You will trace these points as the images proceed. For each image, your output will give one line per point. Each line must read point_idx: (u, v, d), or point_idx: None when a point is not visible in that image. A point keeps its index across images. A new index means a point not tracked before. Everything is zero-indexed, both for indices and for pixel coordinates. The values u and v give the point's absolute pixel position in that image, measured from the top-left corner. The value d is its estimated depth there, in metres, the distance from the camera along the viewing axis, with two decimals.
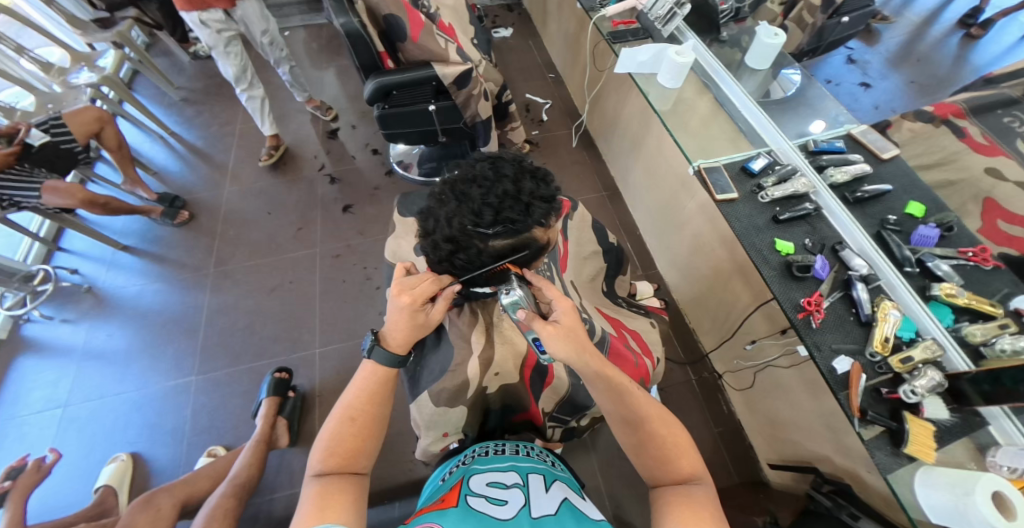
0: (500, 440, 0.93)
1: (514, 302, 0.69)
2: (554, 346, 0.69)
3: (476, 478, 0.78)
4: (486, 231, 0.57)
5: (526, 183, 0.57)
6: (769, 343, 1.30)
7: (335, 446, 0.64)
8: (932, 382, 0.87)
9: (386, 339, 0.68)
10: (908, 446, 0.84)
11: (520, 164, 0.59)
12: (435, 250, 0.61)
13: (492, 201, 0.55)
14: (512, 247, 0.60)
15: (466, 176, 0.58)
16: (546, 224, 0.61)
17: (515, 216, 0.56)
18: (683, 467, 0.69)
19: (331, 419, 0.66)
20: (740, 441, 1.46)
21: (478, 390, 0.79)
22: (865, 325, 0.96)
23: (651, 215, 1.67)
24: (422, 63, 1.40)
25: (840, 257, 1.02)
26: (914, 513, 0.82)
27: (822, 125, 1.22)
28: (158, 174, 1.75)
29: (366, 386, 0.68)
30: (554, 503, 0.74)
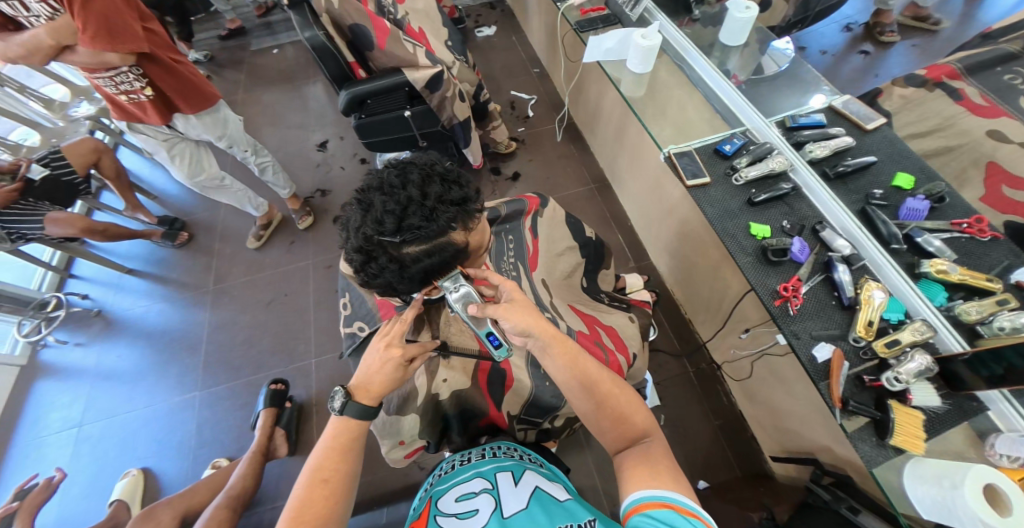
0: (465, 450, 0.95)
1: (463, 296, 0.71)
2: (512, 319, 0.72)
3: (445, 499, 0.81)
4: (393, 239, 0.63)
5: (431, 188, 0.64)
6: (762, 330, 1.23)
7: (302, 513, 0.62)
8: (920, 366, 0.81)
9: (358, 393, 0.71)
10: (894, 437, 0.79)
11: (427, 170, 0.66)
12: (352, 262, 0.67)
13: (393, 209, 0.62)
14: (424, 254, 0.65)
15: (375, 187, 0.65)
16: (459, 228, 0.66)
17: (417, 221, 0.62)
18: (636, 423, 0.73)
19: (300, 486, 0.65)
20: (741, 433, 1.40)
21: (430, 397, 0.83)
22: (848, 309, 0.90)
23: (638, 205, 1.62)
24: (392, 70, 1.41)
25: (820, 238, 0.96)
26: (902, 508, 0.79)
27: (823, 98, 1.13)
28: (159, 198, 1.83)
29: (337, 442, 0.70)
30: (523, 497, 0.77)
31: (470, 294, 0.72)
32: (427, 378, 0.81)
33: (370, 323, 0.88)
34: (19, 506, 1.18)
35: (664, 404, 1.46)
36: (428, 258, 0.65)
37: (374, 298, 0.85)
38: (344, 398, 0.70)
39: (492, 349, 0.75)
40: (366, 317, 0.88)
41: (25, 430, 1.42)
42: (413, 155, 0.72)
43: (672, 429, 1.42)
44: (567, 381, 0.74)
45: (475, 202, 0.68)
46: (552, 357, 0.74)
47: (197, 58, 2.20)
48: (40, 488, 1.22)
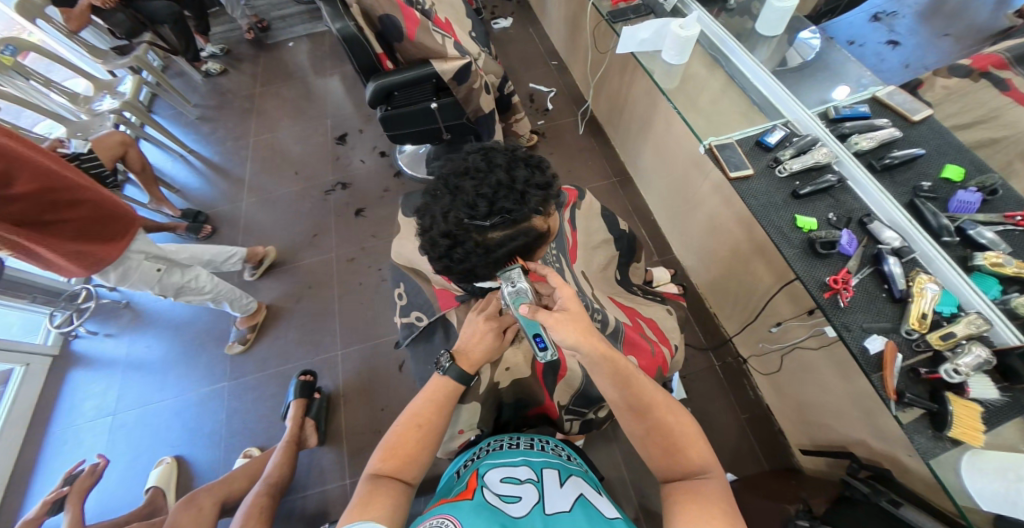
0: (513, 435, 0.94)
1: (518, 296, 0.72)
2: (557, 329, 0.72)
3: (490, 474, 0.79)
4: (482, 223, 0.63)
5: (518, 172, 0.65)
6: (794, 324, 1.21)
7: (396, 450, 0.71)
8: (978, 359, 0.80)
9: (460, 359, 0.79)
10: (951, 429, 0.78)
11: (512, 154, 0.67)
12: (433, 248, 0.66)
13: (487, 193, 0.62)
14: (507, 239, 0.66)
15: (460, 172, 0.65)
16: (543, 212, 0.68)
17: (510, 205, 0.63)
18: (692, 458, 0.70)
19: (398, 424, 0.75)
20: (769, 427, 1.40)
21: (491, 385, 0.87)
22: (899, 302, 0.89)
23: (663, 197, 1.61)
24: (421, 61, 1.39)
25: (868, 231, 0.96)
26: (961, 501, 0.78)
27: (845, 90, 1.13)
28: (181, 192, 1.82)
29: (435, 396, 0.78)
30: (568, 499, 0.75)
31: (525, 294, 0.72)
32: (489, 366, 0.85)
33: (426, 314, 0.92)
34: (68, 490, 1.17)
35: (690, 398, 1.46)
36: (511, 242, 0.66)
37: (434, 285, 0.90)
38: (450, 360, 0.79)
39: (536, 350, 0.74)
40: (424, 307, 0.92)
41: (61, 418, 1.42)
42: (487, 140, 0.72)
43: (700, 422, 1.42)
44: (618, 398, 0.73)
45: (554, 186, 0.70)
46: (598, 370, 0.73)
47: (214, 51, 2.20)
48: (83, 473, 1.23)
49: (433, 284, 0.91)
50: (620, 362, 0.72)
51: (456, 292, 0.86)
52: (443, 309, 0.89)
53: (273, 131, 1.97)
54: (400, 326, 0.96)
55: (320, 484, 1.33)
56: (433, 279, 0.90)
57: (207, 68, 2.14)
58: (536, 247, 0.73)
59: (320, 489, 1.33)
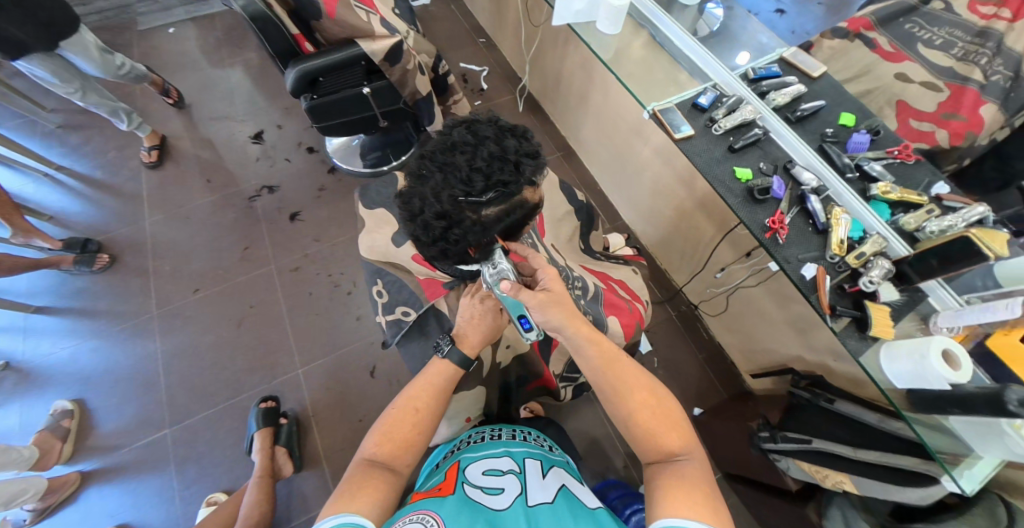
0: (496, 426, 0.98)
1: (499, 274, 0.73)
2: (540, 308, 0.75)
3: (473, 467, 0.83)
4: (479, 199, 0.59)
5: (509, 141, 0.60)
6: (736, 267, 1.37)
7: (392, 433, 0.71)
8: (884, 270, 1.00)
9: (460, 342, 0.79)
10: (873, 328, 0.97)
11: (497, 125, 0.61)
12: (426, 232, 0.62)
13: (481, 167, 0.57)
14: (503, 213, 0.63)
15: (447, 147, 0.59)
16: (535, 181, 0.64)
17: (506, 178, 0.59)
18: (667, 442, 0.74)
19: (394, 407, 0.75)
20: (723, 361, 1.59)
21: (494, 366, 0.95)
22: (822, 233, 1.07)
23: (607, 167, 1.70)
24: (346, 41, 1.29)
25: (792, 175, 1.12)
26: (886, 386, 0.97)
27: (747, 56, 1.27)
28: (55, 218, 1.51)
29: (434, 381, 0.77)
30: (549, 490, 0.78)
31: (506, 272, 0.74)
32: (490, 348, 0.92)
33: (414, 307, 0.88)
34: None
35: (657, 349, 1.61)
36: (507, 217, 0.64)
37: (418, 276, 0.87)
38: (451, 342, 0.78)
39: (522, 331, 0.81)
40: (410, 300, 0.87)
41: None
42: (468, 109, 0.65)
43: (666, 368, 1.58)
44: (600, 382, 0.78)
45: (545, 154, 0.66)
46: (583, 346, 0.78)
47: None
48: None
49: (417, 275, 0.88)
50: (602, 341, 0.79)
51: (443, 280, 0.85)
52: (432, 299, 0.87)
53: (168, 134, 1.70)
54: (386, 326, 0.89)
55: (305, 513, 1.25)
56: (416, 270, 0.88)
57: None
58: (528, 220, 0.70)
59: (306, 517, 1.25)
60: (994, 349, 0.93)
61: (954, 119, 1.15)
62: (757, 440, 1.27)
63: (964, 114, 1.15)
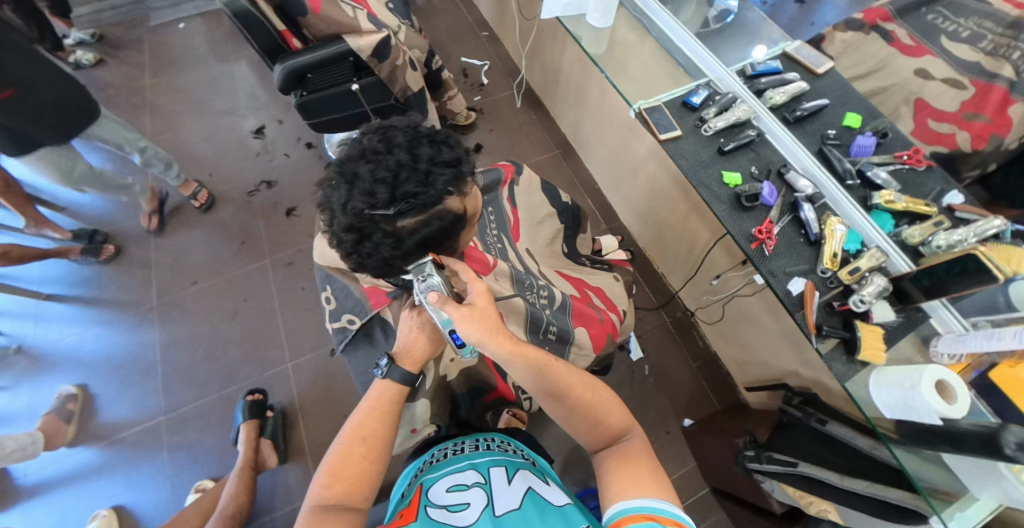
0: (457, 440, 0.93)
1: (429, 286, 0.68)
2: (463, 327, 0.69)
3: (436, 488, 0.78)
4: (387, 211, 0.60)
5: (419, 150, 0.62)
6: (732, 275, 1.30)
7: (342, 471, 0.68)
8: (878, 288, 0.91)
9: (403, 359, 0.78)
10: (861, 352, 0.89)
11: (412, 133, 0.64)
12: (341, 244, 0.63)
13: (385, 177, 0.59)
14: (420, 226, 0.63)
15: (358, 155, 0.62)
16: (454, 191, 0.64)
17: (414, 188, 0.60)
18: (614, 424, 0.73)
19: (341, 441, 0.71)
20: (718, 370, 1.55)
21: (439, 379, 0.92)
22: (815, 245, 0.99)
23: (604, 167, 1.65)
24: (332, 37, 1.28)
25: (786, 180, 1.04)
26: (869, 411, 0.89)
27: (761, 49, 1.18)
28: (68, 210, 1.61)
29: (377, 405, 0.75)
30: (516, 496, 0.75)
31: (436, 284, 0.69)
32: (433, 362, 0.88)
33: (359, 315, 0.89)
34: None
35: (647, 355, 1.57)
36: (424, 229, 0.63)
37: (362, 285, 0.87)
38: (391, 361, 0.77)
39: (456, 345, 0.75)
40: (355, 308, 0.89)
41: None
42: (392, 118, 0.69)
43: (657, 376, 1.55)
44: (537, 390, 0.73)
45: (467, 162, 0.67)
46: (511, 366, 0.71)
47: (83, 38, 1.89)
48: None
49: (361, 282, 0.87)
50: (530, 354, 0.71)
51: (387, 290, 0.84)
52: (376, 308, 0.86)
53: (175, 129, 1.77)
54: (332, 333, 0.93)
55: (288, 503, 1.29)
56: (360, 278, 0.87)
57: (78, 59, 1.84)
58: (457, 232, 0.69)
59: (289, 507, 1.29)
60: (996, 381, 0.85)
61: (978, 119, 1.06)
62: (742, 459, 1.20)
63: (988, 115, 1.06)
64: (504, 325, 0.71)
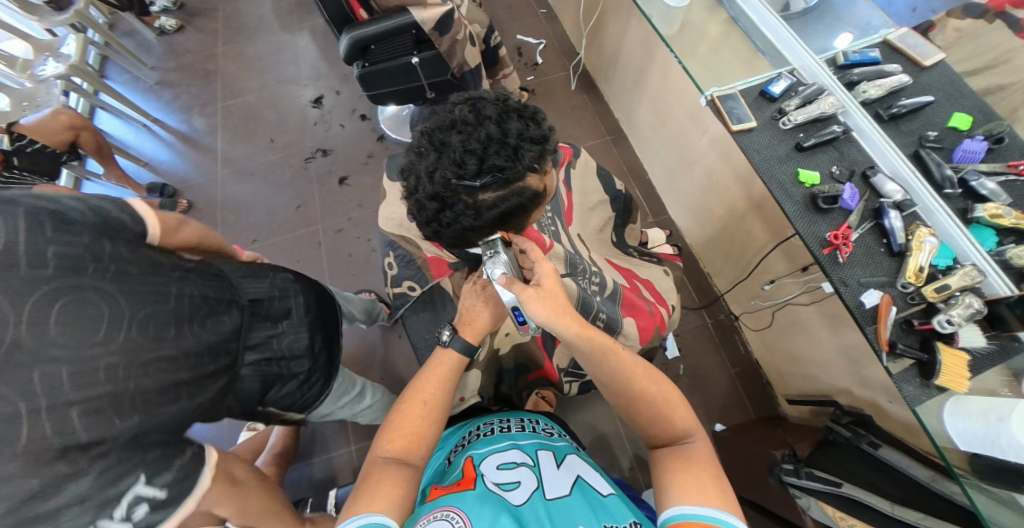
0: (502, 418, 0.95)
1: (498, 266, 0.72)
2: (533, 306, 0.72)
3: (484, 462, 0.78)
4: (472, 183, 0.58)
5: (511, 124, 0.59)
6: (788, 281, 1.22)
7: (403, 428, 0.68)
8: (971, 310, 0.81)
9: (463, 329, 0.79)
10: (939, 377, 0.81)
11: (503, 105, 0.61)
12: (421, 212, 0.63)
13: (476, 148, 0.57)
14: (500, 200, 0.61)
15: (447, 125, 0.59)
16: (539, 169, 0.62)
17: (502, 162, 0.58)
18: (676, 423, 0.69)
19: (402, 402, 0.71)
20: (758, 379, 1.47)
21: (491, 350, 0.96)
22: (897, 256, 0.90)
23: (659, 157, 1.57)
24: (399, 9, 1.29)
25: (871, 184, 0.95)
26: (940, 442, 0.82)
27: (850, 37, 1.08)
28: (150, 165, 1.72)
29: (437, 374, 0.74)
30: (567, 483, 0.74)
31: (505, 264, 0.73)
32: (490, 335, 0.92)
33: (420, 283, 0.90)
34: None
35: (685, 355, 1.52)
36: (504, 204, 0.62)
37: (423, 254, 0.87)
38: (454, 331, 0.77)
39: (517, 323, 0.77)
40: (416, 277, 0.89)
41: None
42: (478, 88, 0.66)
43: (692, 378, 1.49)
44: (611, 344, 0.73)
45: (552, 140, 0.64)
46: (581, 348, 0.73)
47: (166, 6, 2.00)
48: None
49: (423, 251, 0.88)
50: (596, 337, 0.72)
51: (449, 261, 0.84)
52: (438, 277, 0.86)
53: (242, 95, 1.84)
54: (393, 297, 0.94)
55: (325, 453, 1.40)
56: (425, 246, 0.85)
57: (161, 26, 1.95)
58: (531, 210, 0.67)
59: (326, 456, 1.40)
60: None
61: None
62: (777, 470, 1.13)
63: None
64: (571, 305, 0.73)
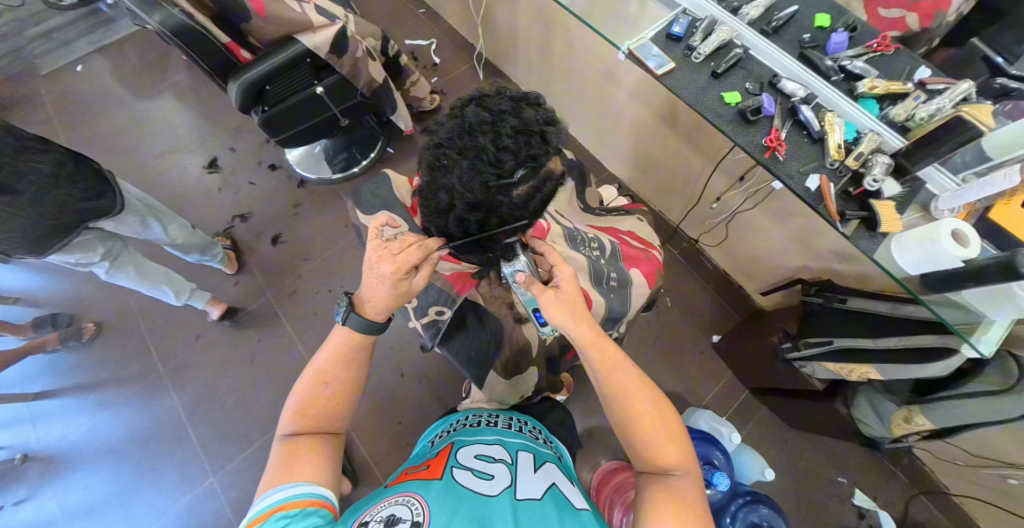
0: (492, 411, 0.97)
1: (514, 269, 0.76)
2: (553, 312, 0.73)
3: (464, 452, 0.79)
4: (511, 180, 0.59)
5: (528, 112, 0.59)
6: (731, 194, 1.39)
7: (307, 410, 0.71)
8: (885, 166, 1.00)
9: (361, 308, 0.76)
10: (882, 225, 0.97)
11: (511, 97, 0.60)
12: (461, 221, 0.64)
13: (509, 144, 0.57)
14: (534, 189, 0.63)
15: (463, 131, 0.58)
16: (559, 149, 0.64)
17: (535, 151, 0.59)
18: (667, 454, 0.69)
19: (303, 383, 0.73)
20: (730, 286, 1.68)
21: (540, 344, 1.03)
22: (819, 141, 1.06)
23: (583, 120, 1.67)
24: (284, 40, 1.18)
25: (778, 89, 1.10)
26: (899, 276, 0.99)
27: None
28: (21, 299, 1.58)
29: (341, 351, 0.76)
30: (539, 487, 0.72)
31: (521, 267, 0.76)
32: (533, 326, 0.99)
33: (446, 305, 0.86)
34: None
35: (667, 289, 1.69)
36: (538, 191, 0.63)
37: (444, 273, 0.84)
38: (350, 310, 0.75)
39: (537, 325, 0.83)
40: (441, 300, 0.85)
41: None
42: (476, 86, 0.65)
43: (679, 305, 1.67)
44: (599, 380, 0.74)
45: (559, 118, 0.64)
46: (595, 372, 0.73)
47: None
48: None
49: (442, 271, 0.84)
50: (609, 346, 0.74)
51: (472, 272, 0.85)
52: (462, 293, 0.86)
53: None
54: (422, 329, 0.90)
55: None
56: (441, 265, 0.83)
57: None
58: (554, 192, 0.69)
59: None
60: (1000, 223, 0.94)
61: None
62: (782, 353, 1.32)
63: None
64: (590, 314, 0.74)
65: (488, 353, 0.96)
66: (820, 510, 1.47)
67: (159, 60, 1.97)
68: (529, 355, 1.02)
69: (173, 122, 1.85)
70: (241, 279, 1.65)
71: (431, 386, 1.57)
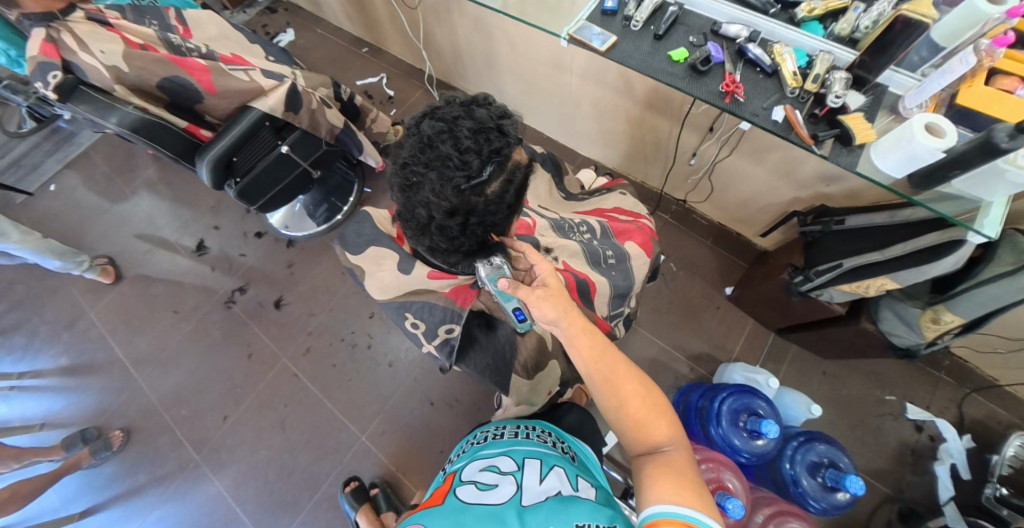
0: (500, 423, 0.96)
1: (495, 271, 0.75)
2: (539, 309, 0.74)
3: (470, 471, 0.80)
4: (482, 179, 0.60)
5: (480, 112, 0.60)
6: (705, 146, 1.39)
7: None
8: (843, 82, 1.01)
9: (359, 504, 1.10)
10: (856, 138, 0.98)
11: (463, 102, 0.62)
12: (445, 232, 0.64)
13: (470, 144, 0.58)
14: (507, 183, 0.63)
15: (424, 145, 0.60)
16: (519, 140, 0.64)
17: (497, 144, 0.60)
18: (654, 431, 0.67)
19: None
20: (729, 236, 1.68)
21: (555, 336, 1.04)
22: (774, 75, 1.06)
23: (544, 113, 1.70)
24: (239, 109, 1.20)
25: (721, 35, 1.11)
26: (886, 182, 0.98)
27: None
28: (47, 423, 1.59)
29: None
30: (542, 498, 0.71)
31: (501, 270, 0.75)
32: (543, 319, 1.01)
33: (455, 321, 0.88)
34: None
35: (668, 253, 1.69)
36: (512, 185, 0.63)
37: (443, 291, 0.86)
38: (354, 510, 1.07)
39: (518, 323, 0.86)
40: (447, 317, 0.87)
41: None
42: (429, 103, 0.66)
43: (684, 267, 1.67)
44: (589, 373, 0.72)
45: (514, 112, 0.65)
46: (575, 344, 0.73)
47: None
48: None
49: (441, 290, 0.87)
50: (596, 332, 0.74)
51: (469, 283, 0.87)
52: (465, 306, 0.87)
53: None
54: (437, 350, 0.91)
55: None
56: (438, 284, 0.86)
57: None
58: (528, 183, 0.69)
59: None
60: (966, 106, 0.93)
61: None
62: (794, 287, 1.31)
63: None
64: (575, 305, 0.75)
65: (503, 357, 0.97)
66: (875, 433, 1.45)
67: (126, 161, 2.01)
68: (546, 347, 1.01)
69: (154, 216, 1.89)
70: (255, 350, 1.66)
71: (463, 407, 1.56)
